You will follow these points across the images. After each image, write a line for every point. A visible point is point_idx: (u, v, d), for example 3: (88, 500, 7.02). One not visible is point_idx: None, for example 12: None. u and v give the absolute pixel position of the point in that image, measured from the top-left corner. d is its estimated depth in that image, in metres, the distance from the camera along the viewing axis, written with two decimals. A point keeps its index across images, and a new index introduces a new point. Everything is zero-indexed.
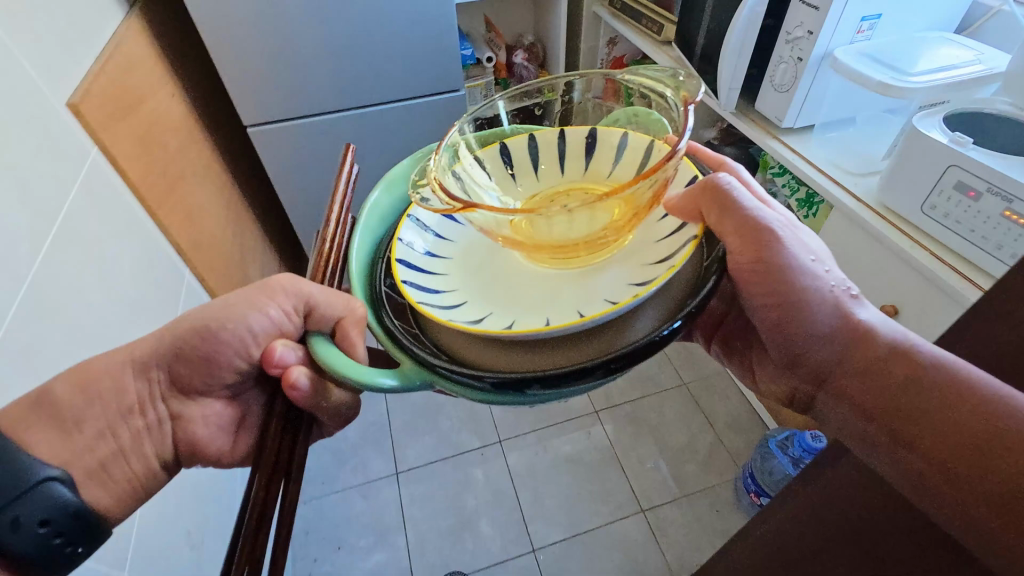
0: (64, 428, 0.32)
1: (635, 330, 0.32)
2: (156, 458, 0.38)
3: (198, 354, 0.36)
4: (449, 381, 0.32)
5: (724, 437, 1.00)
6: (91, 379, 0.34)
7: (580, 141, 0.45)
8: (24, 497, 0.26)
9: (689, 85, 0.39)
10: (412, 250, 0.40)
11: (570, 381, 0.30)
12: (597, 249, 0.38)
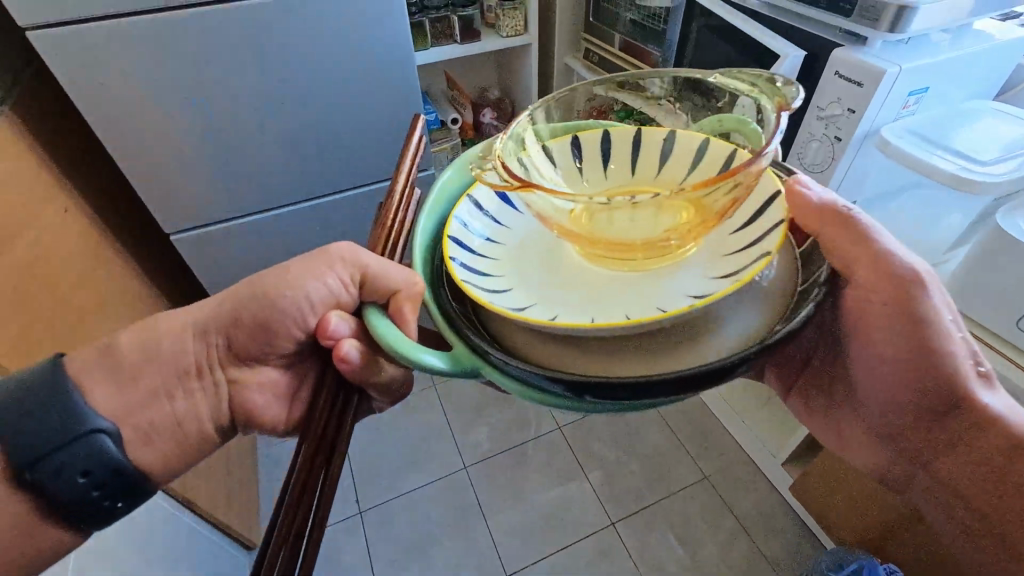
0: (120, 379, 0.35)
1: (711, 350, 0.29)
2: (211, 422, 0.40)
3: (256, 318, 0.37)
4: (503, 375, 0.31)
5: (757, 538, 0.88)
6: (154, 335, 0.37)
7: (656, 141, 0.42)
8: (70, 446, 0.31)
9: (784, 91, 0.35)
10: (468, 232, 0.39)
11: (625, 394, 0.27)
12: (656, 253, 0.35)
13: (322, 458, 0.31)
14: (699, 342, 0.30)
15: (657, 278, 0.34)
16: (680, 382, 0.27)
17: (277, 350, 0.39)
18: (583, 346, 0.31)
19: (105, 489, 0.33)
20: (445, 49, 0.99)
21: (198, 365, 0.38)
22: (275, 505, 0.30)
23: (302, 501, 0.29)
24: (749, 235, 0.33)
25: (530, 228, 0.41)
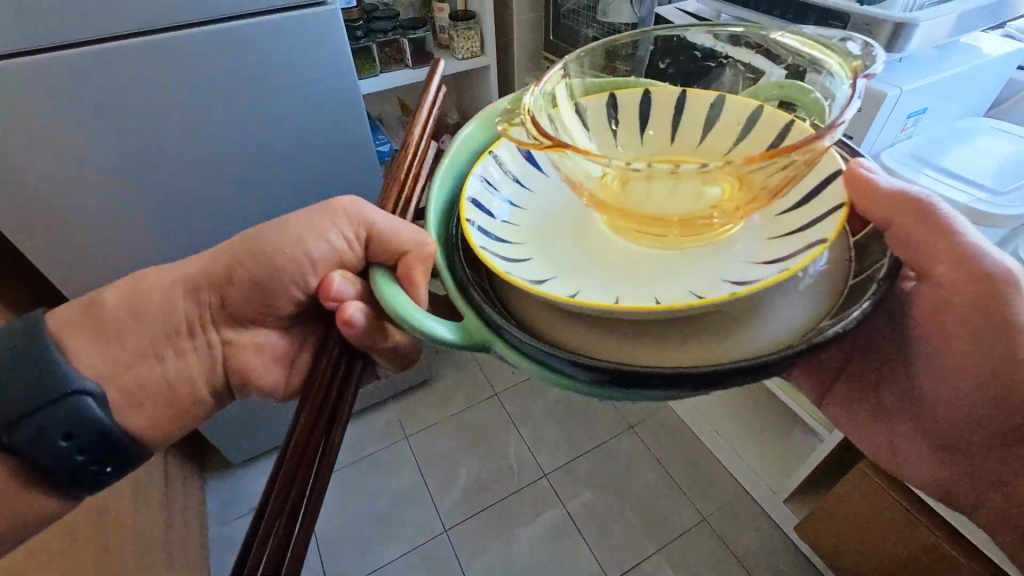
0: (105, 338, 0.35)
1: (746, 346, 0.27)
2: (203, 384, 0.40)
3: (250, 274, 0.36)
4: (512, 352, 0.28)
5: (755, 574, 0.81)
6: (142, 293, 0.36)
7: (704, 108, 0.39)
8: (50, 409, 0.31)
9: (864, 60, 0.32)
10: (492, 196, 0.36)
11: (650, 385, 0.25)
12: (696, 232, 0.32)
13: (322, 425, 0.30)
14: (738, 336, 0.27)
15: (698, 258, 0.32)
16: (709, 377, 0.25)
17: (277, 311, 0.39)
18: (608, 330, 0.29)
19: (88, 452, 0.34)
20: (397, 74, 0.90)
21: (189, 326, 0.38)
22: (271, 474, 0.28)
23: (299, 472, 0.27)
24: (800, 221, 0.31)
25: (553, 197, 0.38)
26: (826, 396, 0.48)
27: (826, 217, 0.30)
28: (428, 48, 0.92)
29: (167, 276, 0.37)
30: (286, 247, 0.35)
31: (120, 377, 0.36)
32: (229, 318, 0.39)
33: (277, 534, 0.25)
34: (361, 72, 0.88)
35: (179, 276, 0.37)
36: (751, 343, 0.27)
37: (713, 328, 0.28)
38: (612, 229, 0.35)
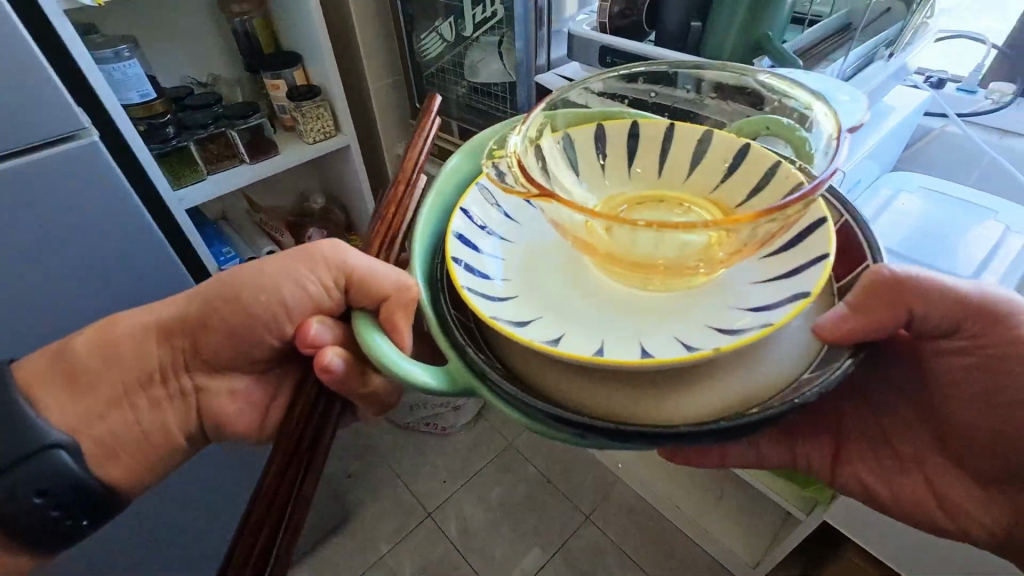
0: (74, 389, 0.37)
1: (736, 394, 0.28)
2: (177, 429, 0.43)
3: (223, 317, 0.37)
4: (497, 398, 0.29)
5: None
6: (113, 341, 0.38)
7: (690, 147, 0.40)
8: (26, 463, 0.34)
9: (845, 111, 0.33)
10: (475, 229, 0.36)
11: (635, 441, 0.26)
12: (681, 277, 0.32)
13: (299, 466, 0.29)
14: (727, 381, 0.28)
15: (682, 302, 0.32)
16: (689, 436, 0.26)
17: (251, 356, 0.40)
18: (596, 379, 0.29)
19: (59, 505, 0.36)
20: (228, 173, 0.77)
21: (161, 373, 0.40)
22: (240, 516, 0.28)
23: (267, 524, 0.27)
24: (789, 267, 0.31)
25: (539, 231, 0.39)
26: (842, 458, 0.45)
27: (810, 269, 0.30)
28: (266, 135, 0.81)
29: (140, 318, 0.39)
30: (262, 292, 0.36)
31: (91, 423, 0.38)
32: (198, 365, 0.41)
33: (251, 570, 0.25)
34: (177, 180, 0.74)
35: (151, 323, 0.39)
36: (741, 399, 0.28)
37: (699, 380, 0.29)
38: (597, 269, 0.35)
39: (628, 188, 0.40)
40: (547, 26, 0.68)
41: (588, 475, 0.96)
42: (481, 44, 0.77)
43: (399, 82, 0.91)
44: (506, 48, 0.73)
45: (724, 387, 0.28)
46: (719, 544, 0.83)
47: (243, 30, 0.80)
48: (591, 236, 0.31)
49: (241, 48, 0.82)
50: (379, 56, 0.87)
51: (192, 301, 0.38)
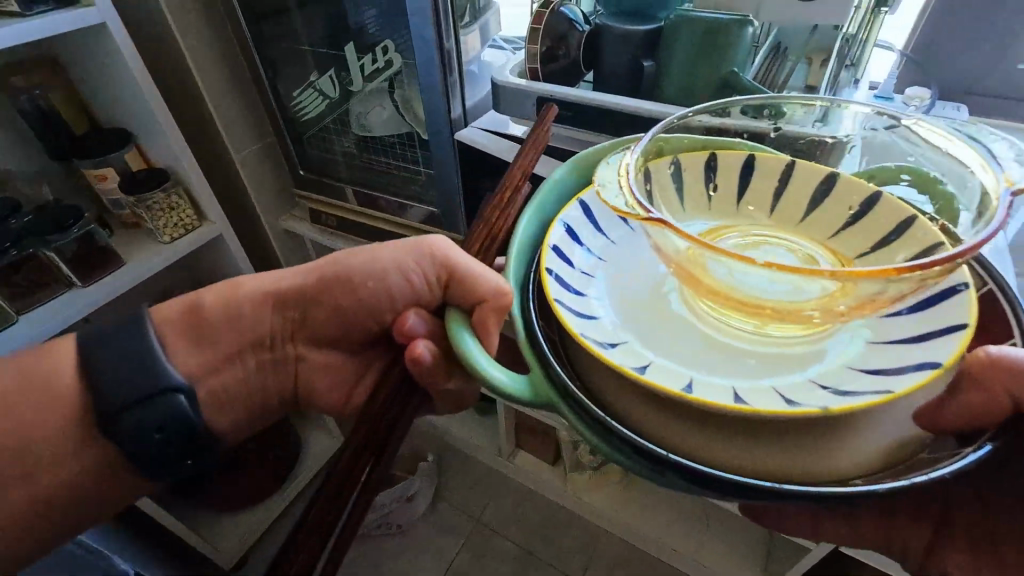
0: (196, 341, 0.41)
1: (841, 461, 0.26)
2: (276, 389, 0.47)
3: (336, 296, 0.40)
4: (575, 418, 0.29)
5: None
6: (233, 302, 0.41)
7: (807, 190, 0.39)
8: (149, 403, 0.37)
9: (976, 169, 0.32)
10: (573, 242, 0.36)
11: (721, 490, 0.25)
12: (791, 320, 0.30)
13: (371, 454, 0.32)
14: (834, 445, 0.27)
15: (788, 353, 0.31)
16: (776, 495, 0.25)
17: (357, 334, 0.43)
18: (684, 418, 0.28)
19: (176, 444, 0.40)
20: (53, 305, 0.67)
21: (271, 340, 0.44)
22: (312, 492, 0.31)
23: (337, 501, 0.30)
24: (921, 330, 0.30)
25: (637, 250, 0.38)
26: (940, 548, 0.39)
27: (943, 336, 0.29)
28: (101, 244, 0.71)
29: (256, 283, 0.42)
30: (376, 279, 0.38)
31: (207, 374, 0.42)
32: (305, 338, 0.45)
33: (313, 547, 0.28)
34: None
35: (269, 291, 0.41)
36: (843, 462, 0.26)
37: (800, 433, 0.27)
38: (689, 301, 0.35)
39: (734, 218, 0.40)
40: (457, 73, 0.67)
41: (567, 537, 1.02)
42: (364, 97, 0.77)
43: (269, 143, 0.90)
44: (404, 107, 0.73)
45: (823, 448, 0.27)
46: None
47: (32, 107, 0.72)
48: (690, 265, 0.31)
49: (37, 128, 0.73)
50: (240, 125, 0.85)
51: (306, 274, 0.41)
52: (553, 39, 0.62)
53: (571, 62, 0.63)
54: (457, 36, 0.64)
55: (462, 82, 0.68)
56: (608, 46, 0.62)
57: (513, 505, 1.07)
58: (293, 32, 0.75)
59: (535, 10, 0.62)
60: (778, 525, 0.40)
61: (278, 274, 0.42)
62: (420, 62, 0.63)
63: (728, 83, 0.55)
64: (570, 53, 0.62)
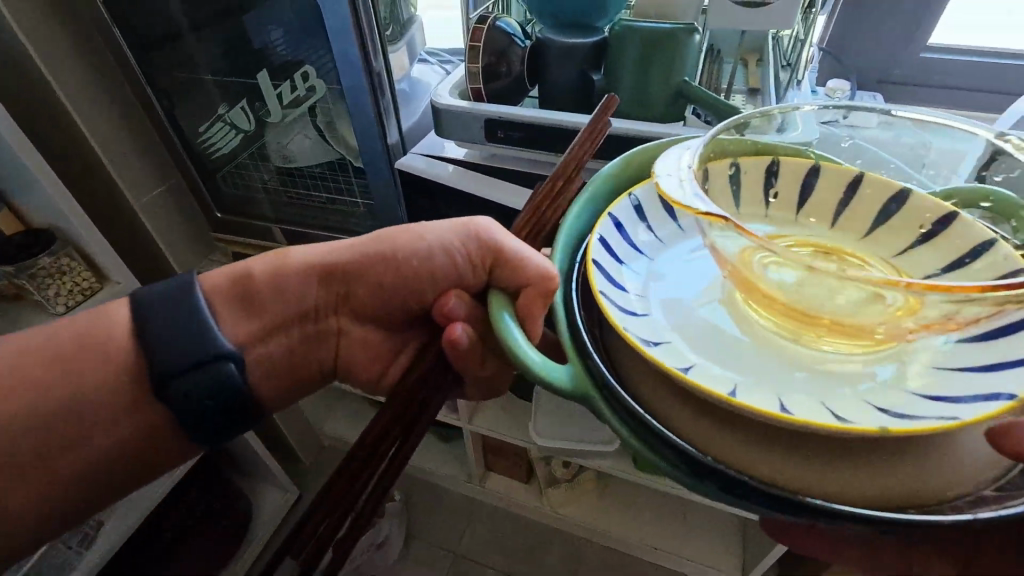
0: (246, 312, 0.49)
1: (880, 484, 0.33)
2: (316, 365, 0.56)
3: (394, 270, 0.49)
4: (608, 412, 0.36)
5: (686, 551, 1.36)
6: (284, 277, 0.50)
7: (877, 203, 0.49)
8: (205, 366, 0.45)
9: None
10: (620, 268, 0.43)
11: (761, 500, 0.32)
12: (850, 334, 0.37)
13: (401, 433, 0.40)
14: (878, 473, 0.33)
15: (843, 369, 0.37)
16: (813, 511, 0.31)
17: (389, 311, 0.53)
18: (733, 430, 0.35)
19: (224, 409, 0.47)
20: None
21: (315, 312, 0.53)
22: (319, 494, 0.37)
23: (364, 475, 0.38)
24: (987, 360, 0.36)
25: (706, 271, 0.45)
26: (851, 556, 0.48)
27: (1009, 369, 0.34)
28: None
29: (303, 254, 0.51)
30: (418, 259, 0.48)
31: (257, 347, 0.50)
32: (351, 313, 0.54)
33: (340, 517, 0.36)
34: None
35: (328, 265, 0.51)
36: (886, 492, 0.32)
37: (846, 458, 0.34)
38: (752, 309, 0.41)
39: (792, 224, 0.51)
40: (388, 95, 0.84)
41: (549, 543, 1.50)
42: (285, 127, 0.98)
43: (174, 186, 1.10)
44: (326, 130, 0.95)
45: (863, 475, 0.33)
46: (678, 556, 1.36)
47: None
48: (746, 269, 0.39)
49: None
50: (143, 173, 1.03)
51: (358, 251, 0.51)
52: (495, 55, 0.78)
53: (513, 78, 0.80)
54: (383, 53, 0.80)
55: (395, 105, 0.87)
56: (554, 61, 0.78)
57: (489, 528, 1.54)
58: (194, 68, 0.95)
59: (475, 28, 0.77)
60: (795, 543, 0.48)
61: (338, 247, 0.51)
62: (351, 86, 0.81)
63: (681, 90, 0.73)
64: (511, 69, 0.79)
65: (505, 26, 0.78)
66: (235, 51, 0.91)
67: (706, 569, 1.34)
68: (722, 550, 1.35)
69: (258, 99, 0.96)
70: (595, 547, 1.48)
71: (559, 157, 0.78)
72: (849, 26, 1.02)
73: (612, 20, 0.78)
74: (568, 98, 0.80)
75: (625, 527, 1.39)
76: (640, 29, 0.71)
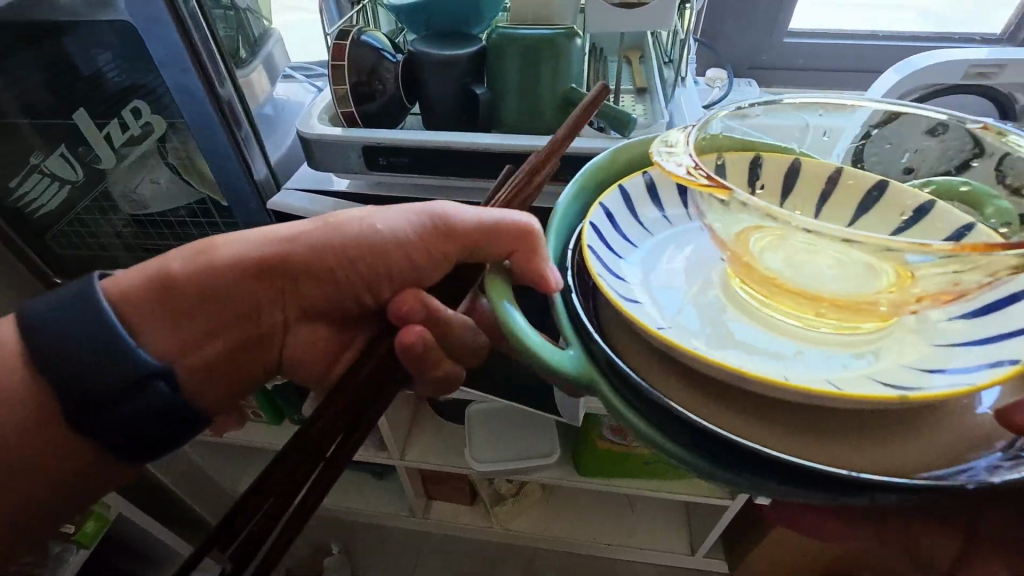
0: (167, 325, 0.50)
1: (887, 455, 0.33)
2: (257, 361, 0.59)
3: (348, 261, 0.52)
4: (613, 393, 0.36)
5: (640, 542, 1.36)
6: (211, 275, 0.51)
7: (861, 192, 0.52)
8: (136, 387, 0.46)
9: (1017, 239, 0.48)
10: (618, 261, 0.44)
11: (751, 472, 0.32)
12: (852, 309, 0.39)
13: (346, 429, 0.44)
14: (885, 449, 0.33)
15: (843, 344, 0.39)
16: (814, 480, 0.31)
17: (335, 298, 0.56)
18: (731, 413, 0.35)
19: (163, 425, 0.48)
20: None
21: (254, 314, 0.55)
22: (249, 495, 0.41)
23: (306, 470, 0.42)
24: (985, 334, 0.37)
25: (704, 258, 0.46)
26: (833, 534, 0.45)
27: (1010, 338, 0.36)
28: None
29: (230, 250, 0.52)
30: (365, 246, 0.52)
31: (189, 348, 0.51)
32: (296, 306, 0.56)
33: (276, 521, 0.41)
34: None
35: (268, 262, 0.52)
36: (885, 460, 0.33)
37: (843, 429, 0.34)
38: (742, 292, 0.43)
39: None
40: (247, 125, 0.79)
41: (502, 562, 1.43)
42: (128, 171, 0.86)
43: None
44: (183, 166, 0.84)
45: (865, 447, 0.33)
46: (630, 550, 1.36)
47: None
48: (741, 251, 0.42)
49: None
50: None
51: (300, 245, 0.52)
52: (365, 74, 0.71)
53: (390, 97, 0.73)
54: (231, 80, 0.75)
55: (256, 134, 0.81)
56: (432, 77, 0.71)
57: (438, 560, 1.44)
58: None
59: (338, 43, 0.71)
60: (801, 523, 0.44)
61: (277, 245, 0.52)
62: (197, 119, 0.75)
63: (569, 97, 0.71)
64: (386, 88, 0.72)
65: (371, 40, 0.72)
66: (57, 82, 0.78)
67: (664, 555, 1.36)
68: (664, 528, 1.39)
69: (81, 144, 0.83)
70: (550, 553, 1.44)
71: (459, 179, 0.73)
72: (716, 14, 1.07)
73: (485, 27, 0.76)
74: (452, 117, 0.74)
75: (577, 527, 1.38)
76: (522, 35, 0.67)
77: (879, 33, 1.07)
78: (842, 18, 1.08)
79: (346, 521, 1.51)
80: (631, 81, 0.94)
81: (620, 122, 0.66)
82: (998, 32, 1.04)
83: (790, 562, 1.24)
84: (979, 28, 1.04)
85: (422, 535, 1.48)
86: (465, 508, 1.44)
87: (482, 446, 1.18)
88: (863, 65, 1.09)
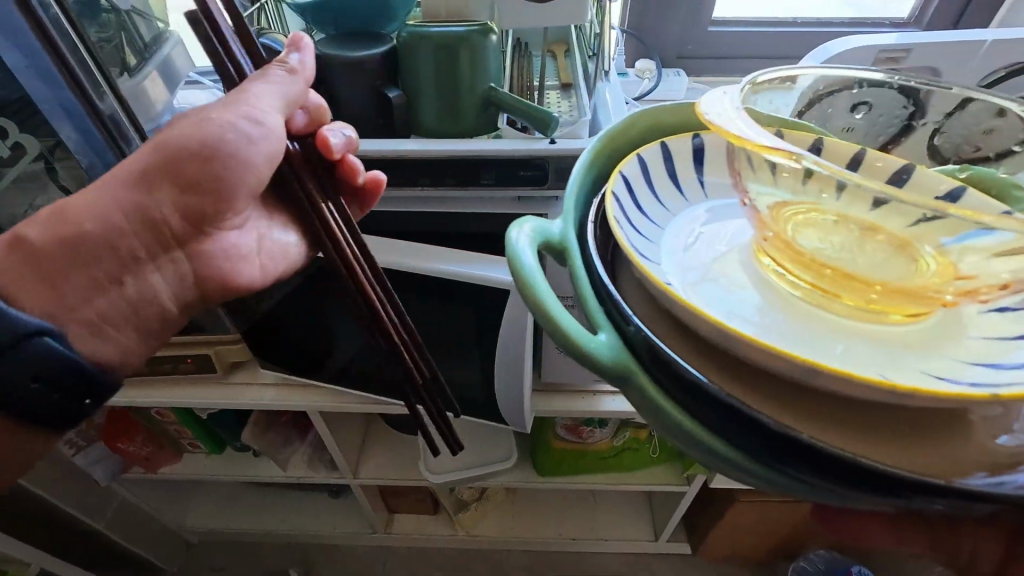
0: (48, 287, 0.45)
1: (965, 462, 0.28)
2: (173, 301, 0.54)
3: (212, 155, 0.46)
4: (651, 385, 0.31)
5: (604, 533, 1.34)
6: (72, 215, 0.45)
7: (887, 173, 0.43)
8: (19, 346, 0.41)
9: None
10: (644, 240, 0.39)
11: (797, 469, 0.27)
12: (906, 296, 0.34)
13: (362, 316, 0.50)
14: (956, 451, 0.28)
15: (898, 334, 0.34)
16: (881, 486, 0.26)
17: (233, 209, 0.52)
18: (780, 413, 0.30)
19: (62, 388, 0.44)
20: None
21: (146, 252, 0.50)
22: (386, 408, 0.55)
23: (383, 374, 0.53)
24: None
25: (733, 233, 0.42)
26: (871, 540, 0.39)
27: None
28: None
29: (87, 195, 0.46)
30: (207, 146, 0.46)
31: (80, 309, 0.47)
32: (193, 230, 0.52)
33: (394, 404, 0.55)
34: None
35: (128, 201, 0.47)
36: (959, 463, 0.28)
37: (907, 429, 0.29)
38: (772, 269, 0.38)
39: None
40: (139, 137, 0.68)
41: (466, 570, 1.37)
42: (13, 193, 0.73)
43: None
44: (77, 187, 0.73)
45: (930, 450, 0.28)
46: (594, 542, 1.34)
47: None
48: (778, 227, 0.39)
49: None
50: None
51: (149, 174, 0.47)
52: None
53: None
54: (114, 94, 0.64)
55: None
56: (342, 79, 0.64)
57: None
58: None
59: None
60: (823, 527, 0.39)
61: (128, 177, 0.47)
62: (77, 131, 0.65)
63: (489, 100, 0.66)
64: None
65: (272, 42, 0.65)
66: None
67: (629, 542, 1.34)
68: (626, 516, 1.37)
69: None
70: (517, 554, 1.40)
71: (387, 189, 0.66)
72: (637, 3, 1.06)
73: (399, 25, 0.69)
74: (370, 122, 0.67)
75: (542, 525, 1.34)
76: (432, 34, 0.62)
77: (797, 20, 1.09)
78: (758, 5, 1.09)
79: (301, 544, 1.41)
80: (556, 76, 0.90)
81: (540, 122, 0.62)
82: (903, 17, 1.08)
83: (748, 537, 1.26)
84: (887, 14, 1.08)
85: (385, 550, 1.40)
86: (429, 518, 1.38)
87: (437, 457, 1.11)
88: (782, 52, 1.11)
